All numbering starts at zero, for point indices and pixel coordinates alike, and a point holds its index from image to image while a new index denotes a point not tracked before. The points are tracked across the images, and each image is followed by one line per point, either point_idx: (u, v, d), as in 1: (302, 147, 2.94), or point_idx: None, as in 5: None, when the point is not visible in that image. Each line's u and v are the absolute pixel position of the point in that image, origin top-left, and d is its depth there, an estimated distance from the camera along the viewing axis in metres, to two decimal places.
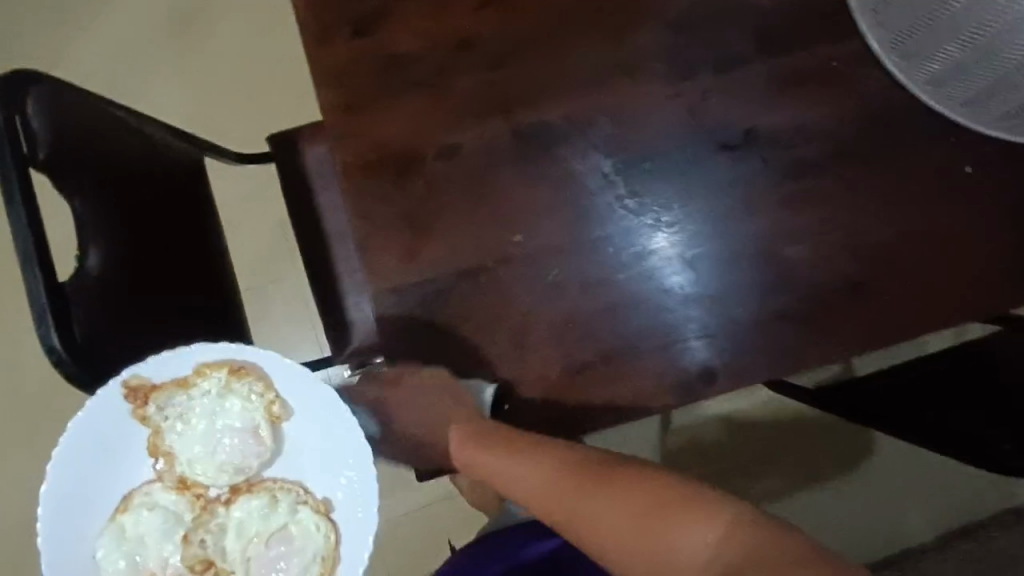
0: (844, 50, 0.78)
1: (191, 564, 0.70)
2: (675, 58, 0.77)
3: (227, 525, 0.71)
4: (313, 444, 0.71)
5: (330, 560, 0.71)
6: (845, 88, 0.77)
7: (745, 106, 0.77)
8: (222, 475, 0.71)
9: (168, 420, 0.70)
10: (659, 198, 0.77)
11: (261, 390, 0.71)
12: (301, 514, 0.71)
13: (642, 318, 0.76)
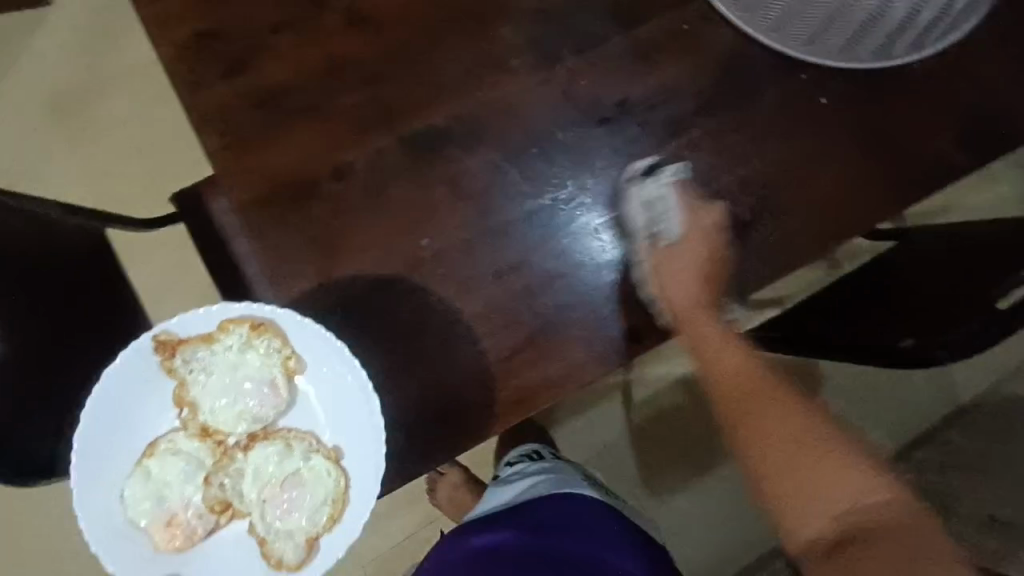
0: (693, 12, 0.84)
1: (212, 506, 0.72)
2: (541, 46, 0.82)
3: (246, 466, 0.73)
4: (324, 392, 0.73)
5: (341, 497, 0.72)
6: (700, 48, 0.84)
7: (609, 78, 0.82)
8: (237, 421, 0.72)
9: (193, 373, 0.72)
10: (560, 177, 0.81)
11: (278, 348, 0.72)
12: (316, 465, 0.72)
13: (565, 289, 0.79)
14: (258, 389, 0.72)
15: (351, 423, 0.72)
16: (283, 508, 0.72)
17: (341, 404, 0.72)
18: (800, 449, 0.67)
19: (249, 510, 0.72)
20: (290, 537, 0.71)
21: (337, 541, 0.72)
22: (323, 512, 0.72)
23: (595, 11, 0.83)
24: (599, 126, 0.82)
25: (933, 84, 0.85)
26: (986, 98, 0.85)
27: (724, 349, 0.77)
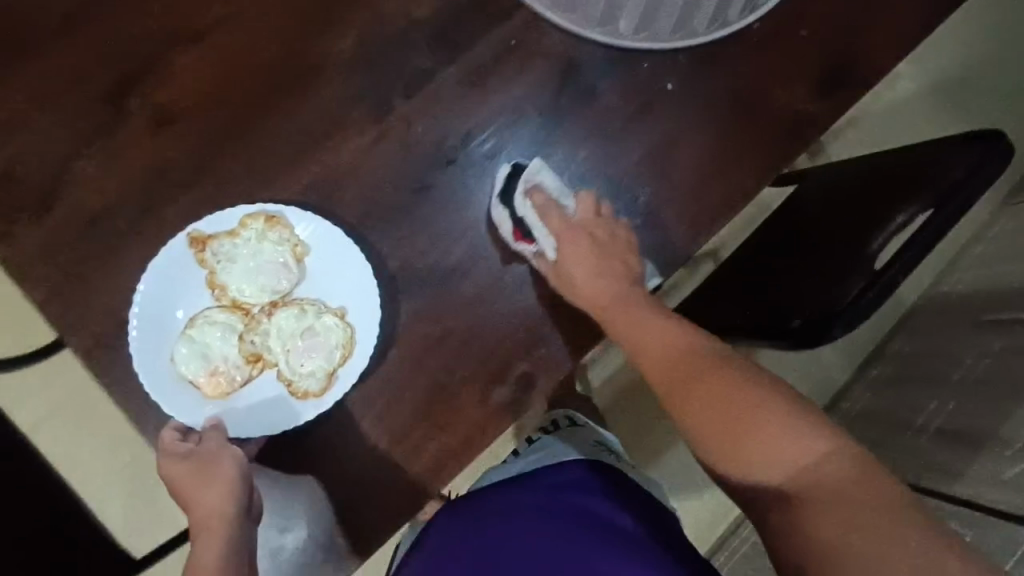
0: (518, 22, 0.79)
1: (246, 360, 0.73)
2: (368, 96, 0.76)
3: (271, 331, 0.73)
4: (332, 268, 0.74)
5: (350, 345, 0.73)
6: (532, 60, 0.79)
7: (449, 112, 0.78)
8: (262, 294, 0.74)
9: (219, 263, 0.73)
10: (493, 159, 0.79)
11: (289, 237, 0.73)
12: (328, 322, 0.73)
13: (533, 266, 0.78)
14: (274, 271, 0.73)
15: (355, 281, 0.74)
16: (305, 361, 0.72)
17: (356, 265, 0.74)
18: (704, 426, 0.58)
19: (278, 361, 0.73)
20: (312, 374, 0.72)
21: (354, 372, 0.72)
22: (337, 354, 0.72)
23: (415, 45, 0.77)
24: (448, 167, 0.77)
25: (777, 39, 0.81)
26: (836, 38, 0.81)
27: (635, 339, 0.68)
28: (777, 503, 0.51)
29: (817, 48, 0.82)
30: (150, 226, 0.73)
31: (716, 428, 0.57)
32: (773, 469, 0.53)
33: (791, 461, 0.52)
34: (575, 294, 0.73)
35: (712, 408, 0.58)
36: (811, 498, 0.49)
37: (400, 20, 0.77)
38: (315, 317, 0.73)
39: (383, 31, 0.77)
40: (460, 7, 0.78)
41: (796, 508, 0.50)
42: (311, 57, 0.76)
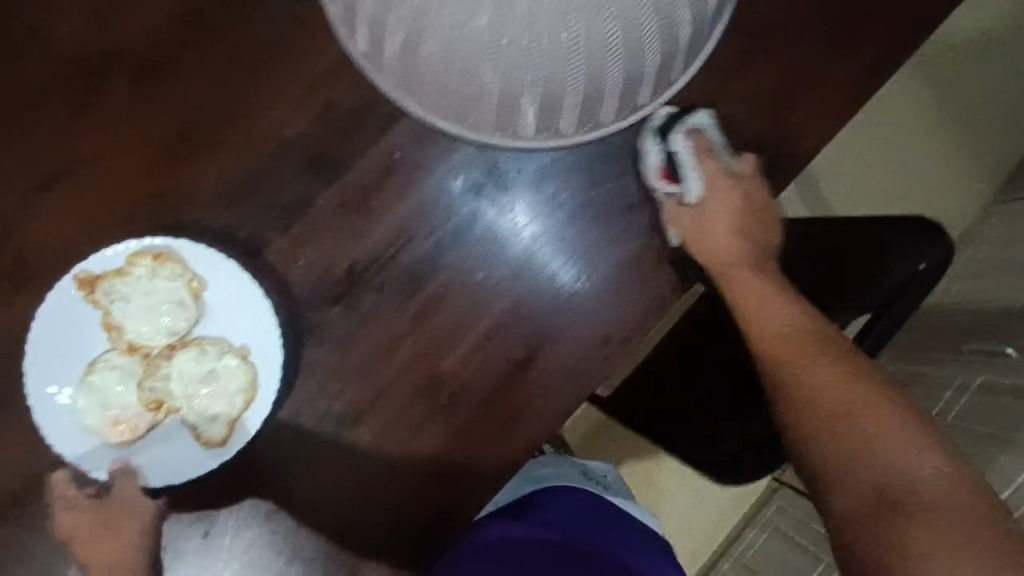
0: (402, 134, 0.71)
1: (148, 406, 0.68)
2: (242, 232, 0.70)
3: (172, 373, 0.69)
4: (231, 306, 0.69)
5: (253, 389, 0.68)
6: (421, 174, 0.72)
7: (333, 241, 0.71)
8: (162, 335, 0.69)
9: (114, 304, 0.68)
10: (443, 169, 0.72)
11: (183, 272, 0.68)
12: (227, 364, 0.68)
13: (492, 281, 0.73)
14: (171, 312, 0.68)
15: (253, 321, 0.69)
16: (206, 405, 0.68)
17: (252, 305, 0.69)
18: (809, 384, 0.65)
19: (180, 406, 0.68)
20: (215, 419, 0.68)
21: (259, 413, 0.68)
22: (239, 400, 0.67)
23: (290, 170, 0.70)
24: (334, 305, 0.70)
25: (694, 126, 0.73)
26: (756, 122, 0.73)
27: (758, 311, 0.71)
28: (852, 490, 0.59)
29: (737, 137, 0.74)
30: (16, 396, 0.68)
31: (824, 379, 0.65)
32: (893, 462, 0.59)
33: (904, 448, 0.59)
34: (701, 256, 0.77)
35: (848, 387, 0.64)
36: (908, 509, 0.55)
37: (271, 142, 0.70)
38: (215, 359, 0.68)
39: (253, 156, 0.70)
40: (336, 122, 0.71)
41: (880, 515, 0.56)
42: (175, 192, 0.69)
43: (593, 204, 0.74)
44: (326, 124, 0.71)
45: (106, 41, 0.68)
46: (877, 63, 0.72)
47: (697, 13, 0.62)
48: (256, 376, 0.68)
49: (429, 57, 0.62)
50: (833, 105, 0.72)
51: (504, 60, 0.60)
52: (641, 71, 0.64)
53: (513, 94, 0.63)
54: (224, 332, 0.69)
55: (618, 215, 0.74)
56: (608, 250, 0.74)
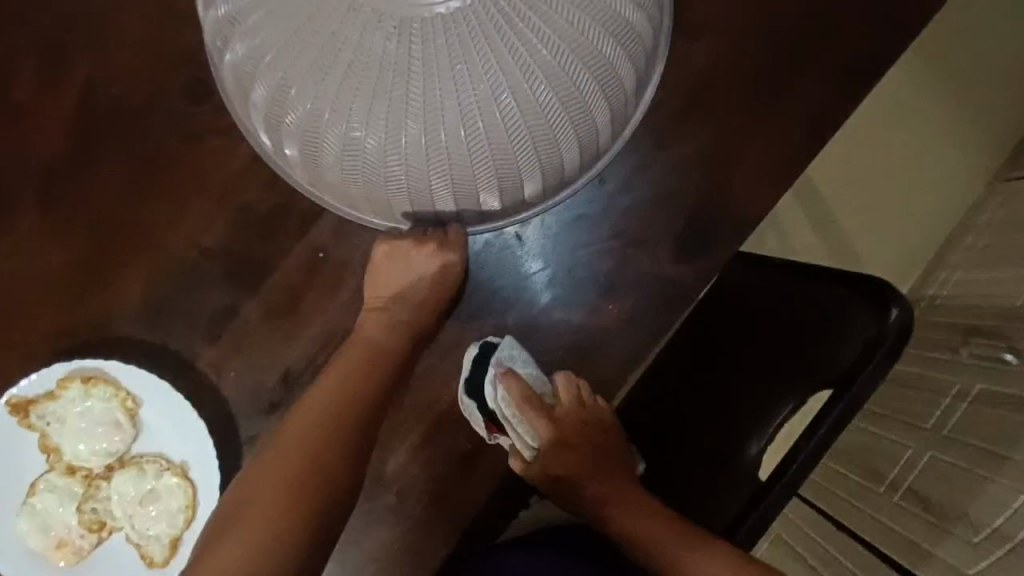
0: (322, 233, 0.68)
1: (90, 528, 0.67)
2: (172, 347, 0.68)
3: (114, 495, 0.68)
4: (165, 425, 0.67)
5: (195, 507, 0.66)
6: (348, 272, 0.69)
7: (261, 349, 0.69)
8: (99, 456, 0.68)
9: (51, 426, 0.67)
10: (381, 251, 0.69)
11: (114, 391, 0.67)
12: (165, 484, 0.67)
13: (444, 363, 0.71)
14: (108, 433, 0.67)
15: (190, 438, 0.67)
16: (147, 525, 0.67)
17: (186, 423, 0.67)
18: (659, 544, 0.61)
19: (122, 526, 0.67)
20: (158, 538, 0.67)
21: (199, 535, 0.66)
22: (181, 518, 0.67)
23: (212, 280, 0.68)
24: (270, 415, 0.69)
25: (629, 197, 0.70)
26: (700, 185, 0.69)
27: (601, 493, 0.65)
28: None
29: (678, 201, 0.69)
30: None
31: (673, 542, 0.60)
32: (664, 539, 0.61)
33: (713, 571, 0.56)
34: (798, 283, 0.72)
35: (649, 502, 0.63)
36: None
37: (189, 252, 0.68)
38: (153, 478, 0.67)
39: (174, 268, 0.68)
40: (252, 227, 0.68)
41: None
42: (99, 311, 0.68)
43: (543, 279, 0.70)
44: (243, 229, 0.68)
45: (7, 166, 0.66)
46: (817, 117, 0.69)
47: (612, 89, 0.58)
48: (195, 494, 0.67)
49: (330, 156, 0.57)
50: (774, 163, 0.69)
51: (408, 157, 0.54)
52: (560, 151, 0.59)
53: (425, 187, 0.58)
54: (160, 451, 0.68)
55: (569, 289, 0.70)
56: (560, 329, 0.70)
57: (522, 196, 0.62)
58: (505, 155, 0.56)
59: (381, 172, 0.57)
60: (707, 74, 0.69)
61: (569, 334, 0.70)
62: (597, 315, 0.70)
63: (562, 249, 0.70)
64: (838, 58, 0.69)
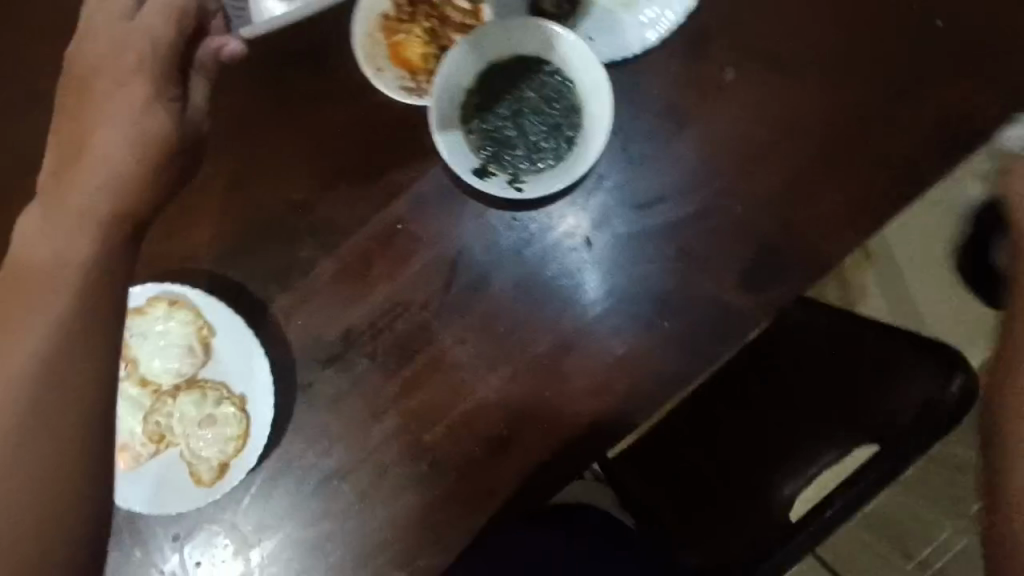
0: (404, 205, 0.72)
1: (151, 438, 0.72)
2: (248, 292, 0.73)
3: (176, 413, 0.73)
4: (234, 357, 0.73)
5: (246, 437, 0.71)
6: (420, 248, 0.73)
7: (332, 300, 0.73)
8: (171, 376, 0.73)
9: (134, 340, 0.73)
10: (458, 235, 0.73)
11: (194, 319, 0.72)
12: (223, 410, 0.72)
13: (496, 349, 0.72)
14: (180, 356, 0.73)
15: (252, 372, 0.72)
16: (200, 445, 0.72)
17: (252, 359, 0.72)
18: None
19: (179, 442, 0.72)
20: (208, 460, 0.71)
21: (246, 463, 0.71)
22: (232, 445, 0.71)
23: (297, 232, 0.73)
24: (328, 366, 0.73)
25: (705, 219, 0.70)
26: (776, 218, 0.70)
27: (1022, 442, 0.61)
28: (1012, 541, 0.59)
29: (756, 228, 0.70)
30: None
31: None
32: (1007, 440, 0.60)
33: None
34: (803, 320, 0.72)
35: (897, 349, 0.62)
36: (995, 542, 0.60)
37: (281, 205, 0.73)
38: (214, 404, 0.72)
39: (262, 217, 0.73)
40: (343, 187, 0.72)
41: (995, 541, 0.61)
42: (189, 246, 0.73)
43: (607, 289, 0.72)
44: (335, 191, 0.73)
45: None
46: (905, 172, 0.69)
47: None
48: (249, 425, 0.71)
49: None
50: (855, 210, 0.69)
51: None
52: None
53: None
54: (224, 379, 0.73)
55: (634, 303, 0.72)
56: (616, 337, 0.72)
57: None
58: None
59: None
60: (801, 111, 0.69)
61: (621, 343, 0.72)
62: (652, 331, 0.71)
63: (633, 260, 0.71)
64: (939, 118, 0.69)
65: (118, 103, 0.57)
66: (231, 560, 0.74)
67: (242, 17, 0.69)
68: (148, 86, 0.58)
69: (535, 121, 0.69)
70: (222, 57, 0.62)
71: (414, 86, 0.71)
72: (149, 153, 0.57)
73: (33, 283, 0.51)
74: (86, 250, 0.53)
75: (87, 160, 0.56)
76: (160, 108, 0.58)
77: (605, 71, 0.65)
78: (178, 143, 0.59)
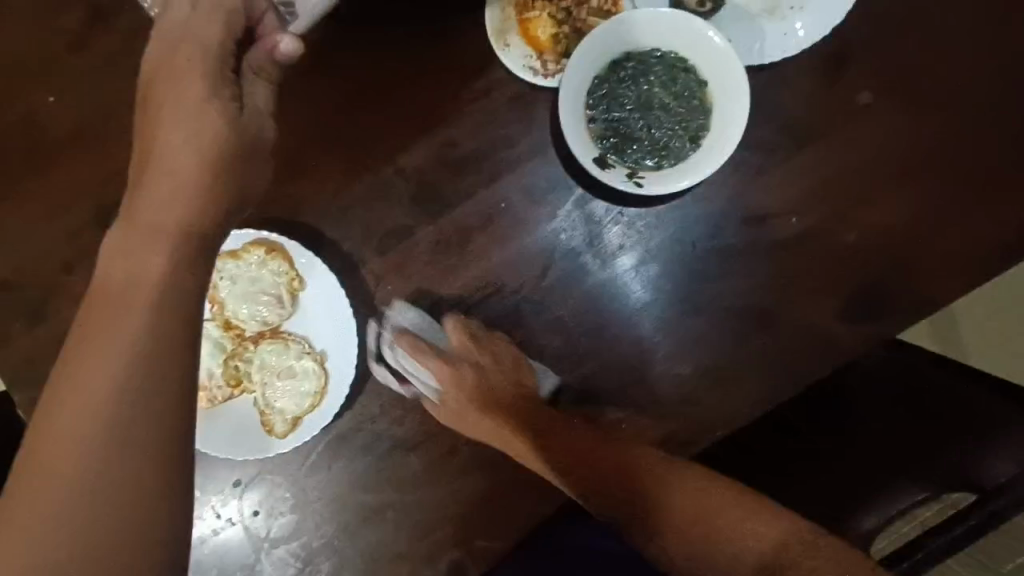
0: (511, 186, 0.71)
1: (228, 382, 0.72)
2: (341, 251, 0.73)
3: (255, 360, 0.73)
4: (321, 312, 0.72)
5: (322, 395, 0.71)
6: (522, 231, 0.72)
7: (425, 269, 0.72)
8: (255, 322, 0.73)
9: (222, 282, 0.73)
10: (559, 224, 0.72)
11: (288, 270, 0.71)
12: (302, 364, 0.72)
13: (583, 343, 0.72)
14: (266, 304, 0.72)
15: (338, 329, 0.72)
16: (276, 395, 0.71)
17: (340, 317, 0.72)
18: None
19: (255, 390, 0.72)
20: (281, 411, 0.71)
21: (320, 419, 0.70)
22: (307, 402, 0.71)
23: (400, 197, 0.72)
24: (410, 336, 0.72)
25: (819, 241, 0.68)
26: (893, 252, 0.67)
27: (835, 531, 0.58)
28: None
29: (871, 256, 0.68)
30: None
31: None
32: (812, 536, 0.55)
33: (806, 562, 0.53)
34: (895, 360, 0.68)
35: None
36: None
37: (389, 171, 0.72)
38: (295, 356, 0.72)
39: (365, 178, 0.72)
40: (454, 159, 0.72)
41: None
42: (289, 197, 0.72)
43: (707, 297, 0.70)
44: (445, 161, 0.72)
45: None
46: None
47: None
48: (326, 382, 0.71)
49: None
50: (976, 254, 0.67)
51: None
52: None
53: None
54: (307, 333, 0.73)
55: (733, 315, 0.70)
56: (709, 347, 0.70)
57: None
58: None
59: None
60: (935, 145, 0.67)
61: (714, 355, 0.70)
62: (748, 344, 0.69)
63: (737, 272, 0.69)
64: None
65: (181, 100, 0.50)
66: (289, 514, 0.73)
67: (293, 13, 0.64)
68: (204, 83, 0.51)
69: (661, 118, 0.67)
70: (277, 58, 0.55)
71: (539, 67, 0.69)
72: (219, 150, 0.50)
73: (104, 305, 0.44)
74: (159, 264, 0.45)
75: (151, 173, 0.49)
76: (217, 104, 0.51)
77: (745, 76, 0.63)
78: (241, 151, 0.52)
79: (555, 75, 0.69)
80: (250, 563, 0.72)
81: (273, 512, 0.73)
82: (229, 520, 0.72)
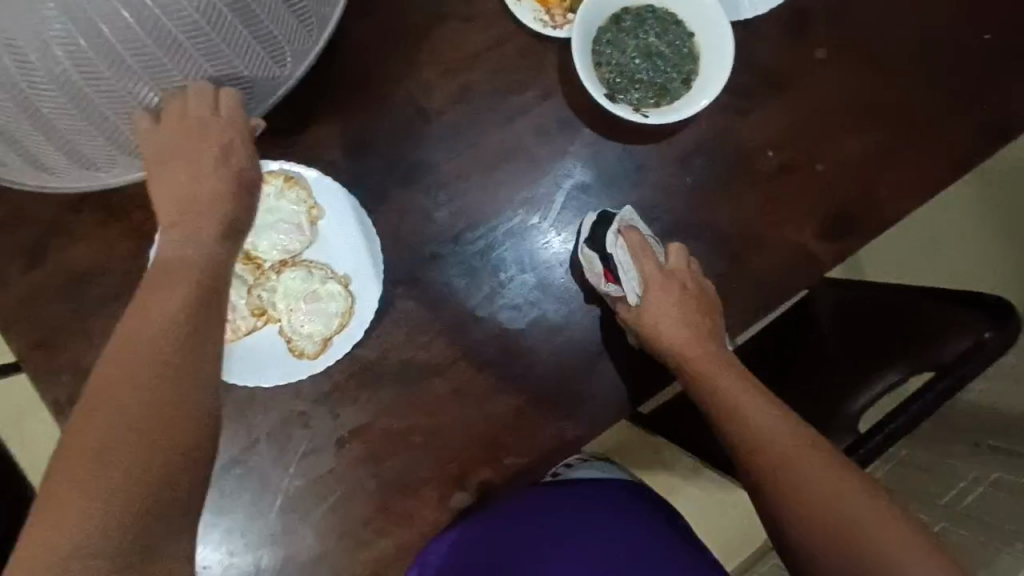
0: (523, 126, 0.78)
1: (254, 312, 0.73)
2: (368, 184, 0.76)
3: (278, 288, 0.74)
4: (342, 238, 0.75)
5: (350, 315, 0.73)
6: (535, 166, 0.78)
7: (447, 200, 0.77)
8: (275, 252, 0.74)
9: None
10: (564, 165, 0.78)
11: (306, 198, 0.73)
12: (325, 288, 0.73)
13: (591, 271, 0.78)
14: (287, 232, 0.73)
15: (360, 253, 0.74)
16: (301, 319, 0.72)
17: (363, 240, 0.74)
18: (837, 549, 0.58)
19: (280, 318, 0.73)
20: (310, 335, 0.72)
21: (350, 340, 0.72)
22: (335, 322, 0.72)
23: (421, 135, 0.77)
24: (435, 263, 0.76)
25: (793, 169, 0.79)
26: (852, 181, 0.80)
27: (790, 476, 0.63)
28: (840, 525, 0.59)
29: (835, 181, 0.80)
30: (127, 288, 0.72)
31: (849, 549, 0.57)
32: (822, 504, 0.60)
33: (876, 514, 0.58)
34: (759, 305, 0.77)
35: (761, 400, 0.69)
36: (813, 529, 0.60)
37: (412, 111, 0.77)
38: (317, 281, 0.74)
39: (389, 116, 0.76)
40: (471, 100, 0.77)
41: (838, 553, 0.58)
42: (316, 133, 0.75)
43: (701, 220, 0.79)
44: (465, 103, 0.77)
45: None
46: (957, 152, 0.81)
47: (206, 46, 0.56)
48: (352, 303, 0.73)
49: (72, 106, 0.55)
50: (915, 179, 0.80)
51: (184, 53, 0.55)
52: None
53: (110, 15, 0.50)
54: (329, 259, 0.75)
55: (723, 236, 0.79)
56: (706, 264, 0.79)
57: (288, 57, 0.63)
58: (245, 42, 0.58)
59: (102, 137, 0.60)
60: (877, 89, 0.81)
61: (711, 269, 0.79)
62: (737, 259, 0.79)
63: (723, 198, 0.79)
64: (984, 107, 0.81)
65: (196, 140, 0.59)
66: (315, 446, 0.73)
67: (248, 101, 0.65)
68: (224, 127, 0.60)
69: (657, 62, 0.77)
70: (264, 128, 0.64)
71: (547, 19, 0.76)
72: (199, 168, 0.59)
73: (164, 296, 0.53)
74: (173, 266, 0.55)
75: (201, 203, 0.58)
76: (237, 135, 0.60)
77: (727, 23, 0.74)
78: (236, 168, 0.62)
79: (563, 26, 0.77)
80: (279, 497, 0.72)
81: (300, 445, 0.73)
82: (254, 458, 0.72)
